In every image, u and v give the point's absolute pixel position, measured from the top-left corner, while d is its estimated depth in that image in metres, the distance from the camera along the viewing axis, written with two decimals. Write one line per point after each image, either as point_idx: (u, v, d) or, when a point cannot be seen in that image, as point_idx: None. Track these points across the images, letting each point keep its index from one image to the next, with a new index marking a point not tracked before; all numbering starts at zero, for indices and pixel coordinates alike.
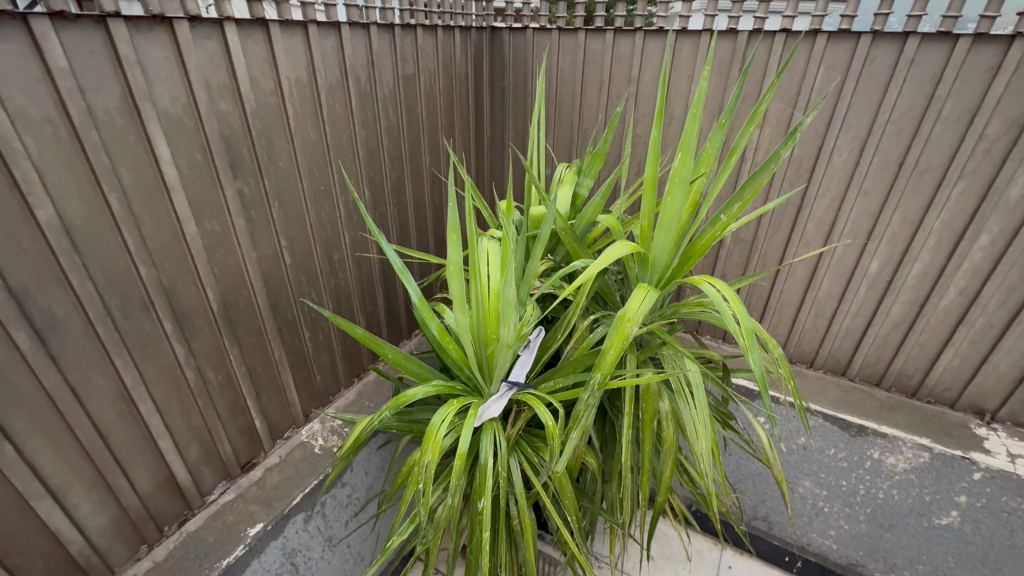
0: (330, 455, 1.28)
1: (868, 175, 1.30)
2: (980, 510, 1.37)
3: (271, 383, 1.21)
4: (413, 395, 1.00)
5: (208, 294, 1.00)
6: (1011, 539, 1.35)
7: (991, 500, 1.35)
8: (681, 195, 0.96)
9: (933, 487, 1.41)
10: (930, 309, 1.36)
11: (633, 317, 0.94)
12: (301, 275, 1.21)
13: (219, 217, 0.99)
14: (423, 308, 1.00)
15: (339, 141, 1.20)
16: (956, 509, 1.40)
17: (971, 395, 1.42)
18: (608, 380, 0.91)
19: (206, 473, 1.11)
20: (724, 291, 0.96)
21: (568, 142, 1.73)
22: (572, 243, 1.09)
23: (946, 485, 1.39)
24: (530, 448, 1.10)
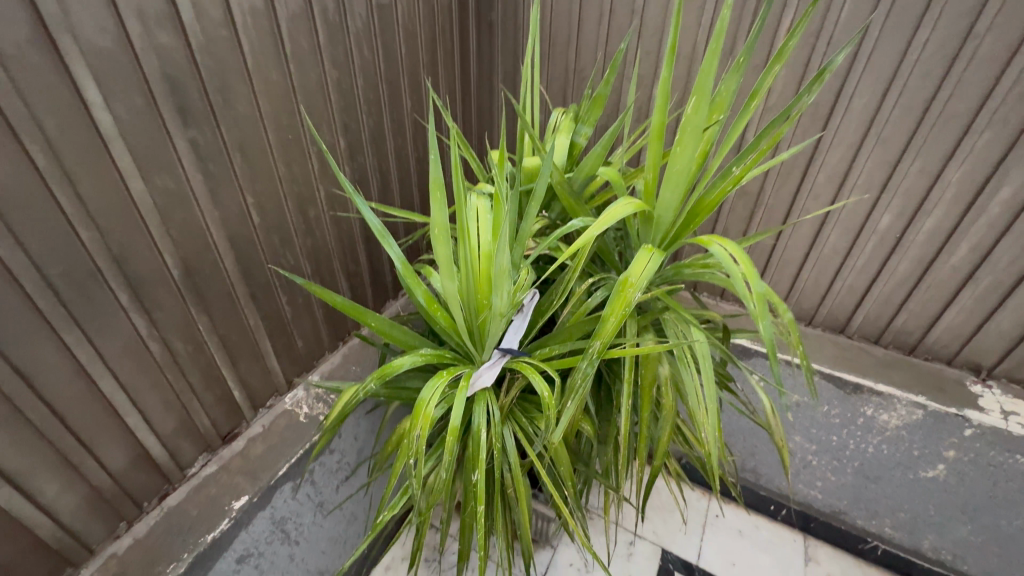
0: (316, 423, 1.23)
1: (888, 122, 1.20)
2: (967, 463, 1.39)
3: (249, 352, 1.13)
4: (399, 366, 0.93)
5: (166, 259, 0.90)
6: (993, 490, 1.37)
7: (979, 455, 1.36)
8: (693, 145, 0.86)
9: (922, 442, 1.43)
10: (939, 266, 1.31)
11: (636, 281, 0.87)
12: (273, 235, 1.10)
13: (171, 173, 0.87)
14: (408, 273, 0.91)
15: (307, 83, 1.06)
16: (943, 462, 1.42)
17: (970, 353, 1.39)
18: (607, 349, 0.85)
19: (184, 447, 1.06)
20: (733, 250, 0.90)
21: (563, 85, 1.59)
22: (570, 199, 1.00)
23: (936, 440, 1.40)
24: (524, 416, 1.06)
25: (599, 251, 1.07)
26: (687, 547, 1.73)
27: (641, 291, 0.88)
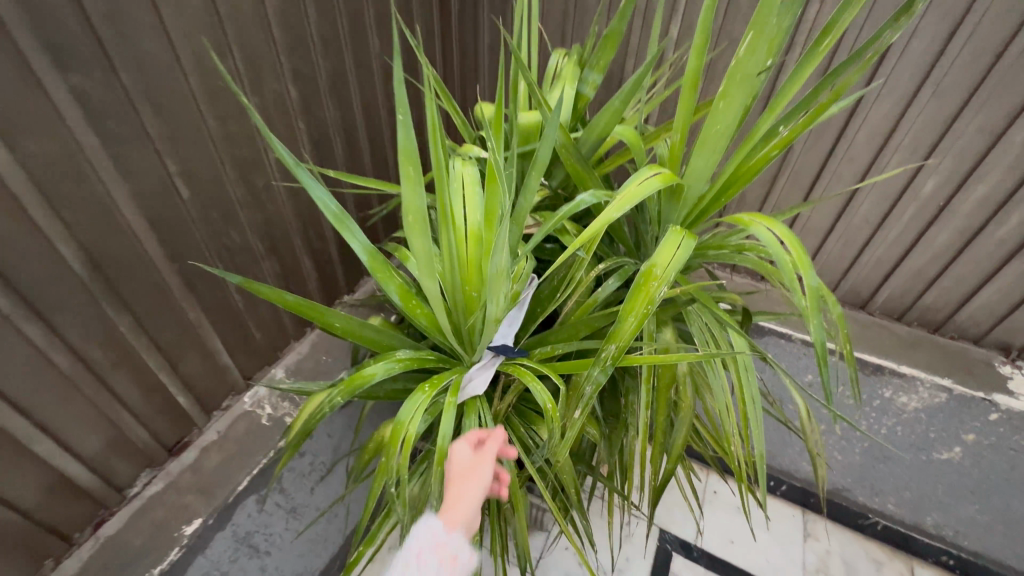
0: (281, 427, 1.07)
1: (951, 70, 1.01)
2: (986, 446, 1.34)
3: (192, 350, 0.95)
4: (371, 376, 0.77)
5: (59, 249, 0.70)
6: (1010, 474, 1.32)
7: (1000, 437, 1.32)
8: (740, 100, 0.67)
9: (942, 424, 1.30)
10: (983, 240, 1.16)
11: (663, 275, 0.70)
12: (210, 211, 0.89)
13: (52, 134, 0.65)
14: (379, 267, 0.70)
15: (240, 12, 0.82)
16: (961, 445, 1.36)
17: (1001, 333, 1.28)
18: (624, 357, 0.70)
19: (120, 466, 0.89)
20: (781, 234, 0.71)
21: (563, 21, 1.34)
22: (576, 167, 0.81)
23: (956, 424, 1.29)
24: (520, 422, 0.91)
25: (610, 228, 0.90)
26: (685, 525, 1.54)
27: (667, 286, 0.71)
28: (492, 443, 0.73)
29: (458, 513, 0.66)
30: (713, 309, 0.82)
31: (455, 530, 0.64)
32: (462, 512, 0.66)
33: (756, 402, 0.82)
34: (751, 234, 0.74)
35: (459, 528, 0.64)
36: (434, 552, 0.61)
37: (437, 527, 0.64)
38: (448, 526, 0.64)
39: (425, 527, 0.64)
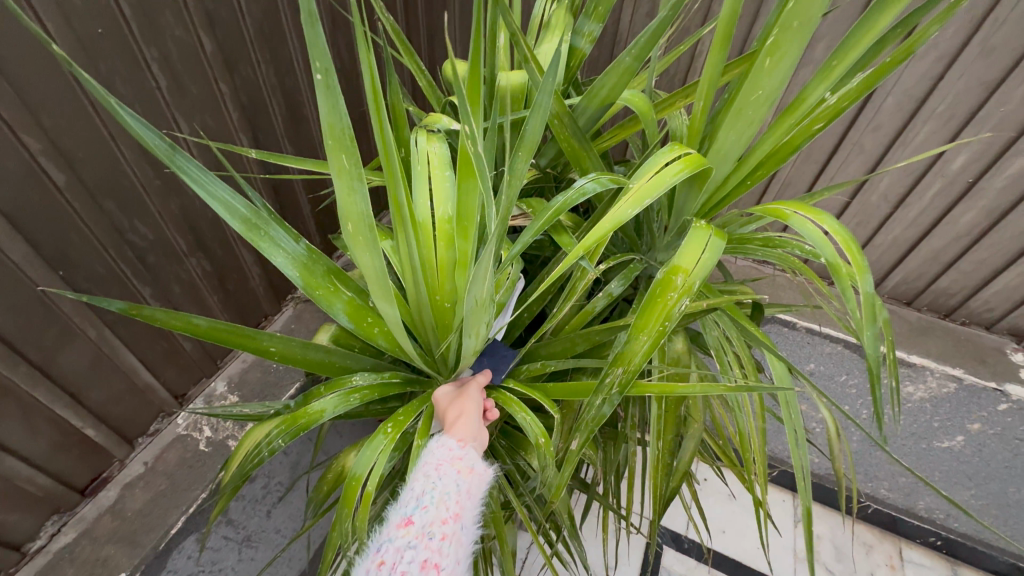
0: (223, 453, 0.91)
1: (1002, 24, 0.87)
2: (991, 436, 1.24)
3: (95, 373, 0.76)
4: (320, 415, 0.60)
5: None
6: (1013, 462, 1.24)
7: (1007, 427, 1.21)
8: (793, 59, 0.51)
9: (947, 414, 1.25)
10: (1012, 221, 1.05)
11: (689, 286, 0.55)
12: (102, 201, 0.69)
13: None
14: (317, 281, 0.52)
15: None
16: (964, 434, 1.26)
17: (1016, 319, 1.20)
18: (633, 385, 0.53)
19: (14, 518, 0.73)
20: (830, 230, 0.56)
21: None
22: (572, 146, 0.65)
23: (963, 412, 1.24)
24: (505, 448, 0.78)
25: None
26: (675, 517, 1.58)
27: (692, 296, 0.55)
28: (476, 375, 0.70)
29: (465, 429, 0.62)
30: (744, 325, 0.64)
31: (467, 443, 0.62)
32: (468, 429, 0.63)
33: (799, 437, 0.65)
34: (787, 226, 0.60)
35: (470, 442, 0.62)
36: (453, 465, 0.59)
37: (448, 442, 0.61)
38: (459, 440, 0.62)
39: (436, 442, 0.61)
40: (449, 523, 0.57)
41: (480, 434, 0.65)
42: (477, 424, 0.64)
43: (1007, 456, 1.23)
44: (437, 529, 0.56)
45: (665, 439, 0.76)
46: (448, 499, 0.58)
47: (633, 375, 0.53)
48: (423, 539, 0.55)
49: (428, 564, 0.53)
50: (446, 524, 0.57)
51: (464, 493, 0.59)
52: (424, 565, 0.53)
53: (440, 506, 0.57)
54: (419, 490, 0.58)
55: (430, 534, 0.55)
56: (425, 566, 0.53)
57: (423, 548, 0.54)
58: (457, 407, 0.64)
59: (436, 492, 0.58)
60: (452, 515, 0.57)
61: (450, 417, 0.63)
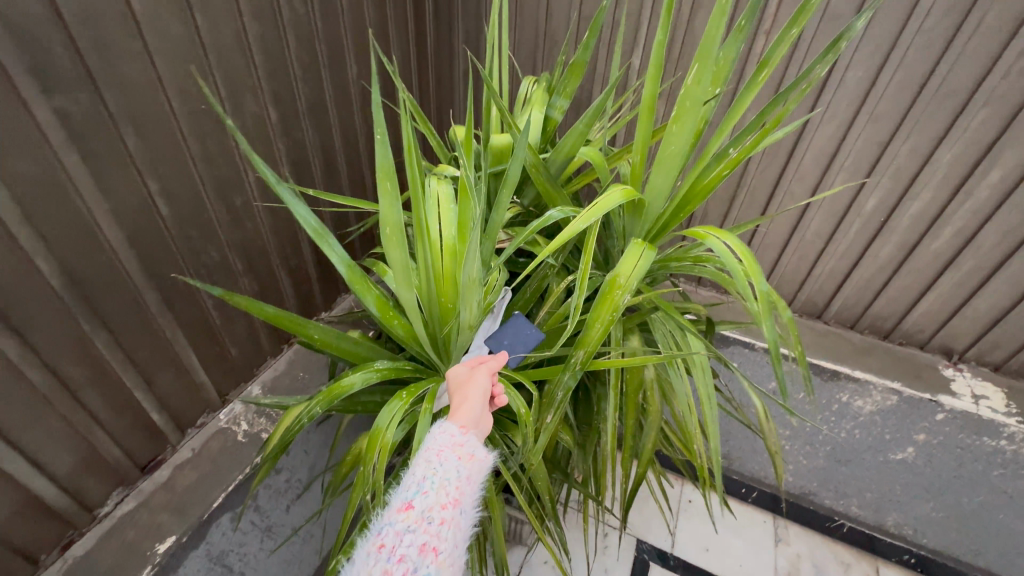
0: (258, 443, 1.08)
1: (882, 100, 1.12)
2: (936, 445, 1.40)
3: (166, 367, 0.95)
4: (350, 386, 0.79)
5: (37, 265, 0.70)
6: (958, 470, 1.40)
7: (948, 437, 1.37)
8: (691, 125, 0.74)
9: (895, 426, 1.42)
10: (921, 252, 1.27)
11: (626, 284, 0.75)
12: (189, 229, 0.91)
13: (32, 154, 0.66)
14: (356, 279, 0.74)
15: (220, 37, 0.85)
16: (913, 445, 1.43)
17: (943, 337, 1.38)
18: (593, 361, 0.74)
19: (92, 484, 0.88)
20: (733, 245, 0.78)
21: (533, 48, 1.42)
22: (546, 186, 0.87)
23: (908, 424, 1.40)
24: (498, 429, 0.93)
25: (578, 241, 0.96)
26: (661, 535, 1.69)
27: (631, 295, 0.77)
28: (487, 362, 0.80)
29: (467, 417, 0.71)
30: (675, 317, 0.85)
31: (468, 431, 0.70)
32: (470, 417, 0.71)
33: (709, 397, 0.85)
34: (706, 246, 0.80)
35: (471, 429, 0.70)
36: (454, 451, 0.67)
37: (451, 429, 0.69)
38: (460, 428, 0.70)
39: (440, 430, 0.69)
40: (448, 508, 0.61)
41: (483, 420, 0.74)
42: (478, 411, 0.73)
43: (953, 464, 1.40)
44: (436, 513, 0.60)
45: (629, 422, 0.94)
46: (448, 485, 0.63)
47: (591, 351, 0.73)
48: (423, 523, 0.59)
49: (427, 547, 0.57)
50: (446, 509, 0.61)
51: (463, 480, 0.65)
52: (424, 547, 0.57)
53: (440, 491, 0.62)
54: (421, 475, 0.64)
55: (430, 518, 0.60)
56: (424, 549, 0.57)
57: (423, 531, 0.58)
58: (462, 394, 0.75)
59: (437, 478, 0.63)
60: (452, 500, 0.62)
61: (457, 401, 0.74)
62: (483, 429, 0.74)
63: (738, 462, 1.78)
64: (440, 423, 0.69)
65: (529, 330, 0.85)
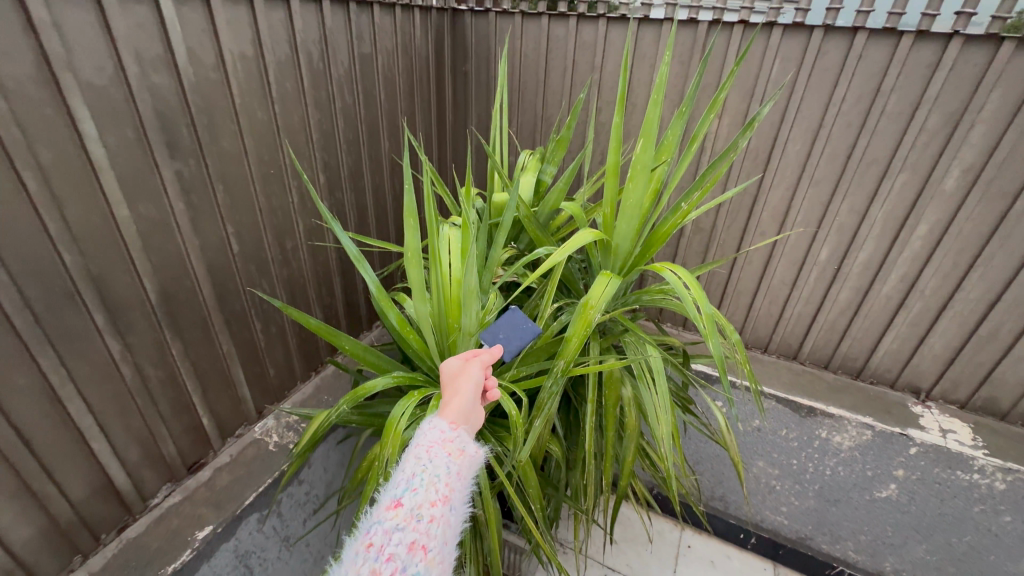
0: (285, 452, 1.23)
1: (818, 167, 1.37)
2: (915, 481, 1.44)
3: (220, 379, 1.14)
4: (372, 388, 0.94)
5: (144, 283, 0.92)
6: (941, 507, 1.42)
7: (925, 472, 1.42)
8: (643, 182, 0.96)
9: (874, 461, 1.48)
10: (874, 295, 1.46)
11: (596, 304, 0.91)
12: (251, 264, 1.14)
13: (156, 201, 0.91)
14: (382, 297, 0.96)
15: (290, 121, 1.13)
16: (894, 481, 1.47)
17: (909, 375, 1.52)
18: (571, 368, 0.88)
19: (148, 476, 1.05)
20: (684, 278, 0.93)
21: (532, 128, 1.72)
22: (536, 231, 1.08)
23: (886, 459, 1.46)
24: (494, 437, 1.07)
25: (564, 278, 1.16)
26: None
27: (602, 313, 0.92)
28: (481, 358, 0.82)
29: (458, 412, 0.70)
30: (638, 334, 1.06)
31: (459, 427, 0.65)
32: (461, 411, 0.71)
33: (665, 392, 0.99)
34: (663, 277, 0.97)
35: (462, 423, 0.68)
36: (444, 447, 0.61)
37: (442, 425, 0.65)
38: (450, 424, 0.65)
39: (430, 426, 0.64)
40: (438, 505, 0.56)
41: (474, 414, 0.74)
42: (470, 406, 0.73)
43: (934, 502, 1.42)
44: (426, 511, 0.55)
45: (608, 434, 1.03)
46: (438, 481, 0.58)
47: (569, 362, 0.87)
48: (412, 521, 0.54)
49: (416, 545, 0.52)
50: (435, 506, 0.56)
51: (454, 476, 0.59)
52: (413, 546, 0.52)
53: (430, 488, 0.57)
54: (410, 472, 0.58)
55: (418, 516, 0.54)
56: (413, 547, 0.52)
57: (411, 529, 0.53)
58: (455, 389, 0.76)
59: (427, 474, 0.58)
60: (442, 497, 0.57)
61: (449, 395, 0.74)
62: (473, 424, 0.74)
63: (732, 506, 1.72)
64: (431, 418, 0.65)
65: (525, 322, 0.95)
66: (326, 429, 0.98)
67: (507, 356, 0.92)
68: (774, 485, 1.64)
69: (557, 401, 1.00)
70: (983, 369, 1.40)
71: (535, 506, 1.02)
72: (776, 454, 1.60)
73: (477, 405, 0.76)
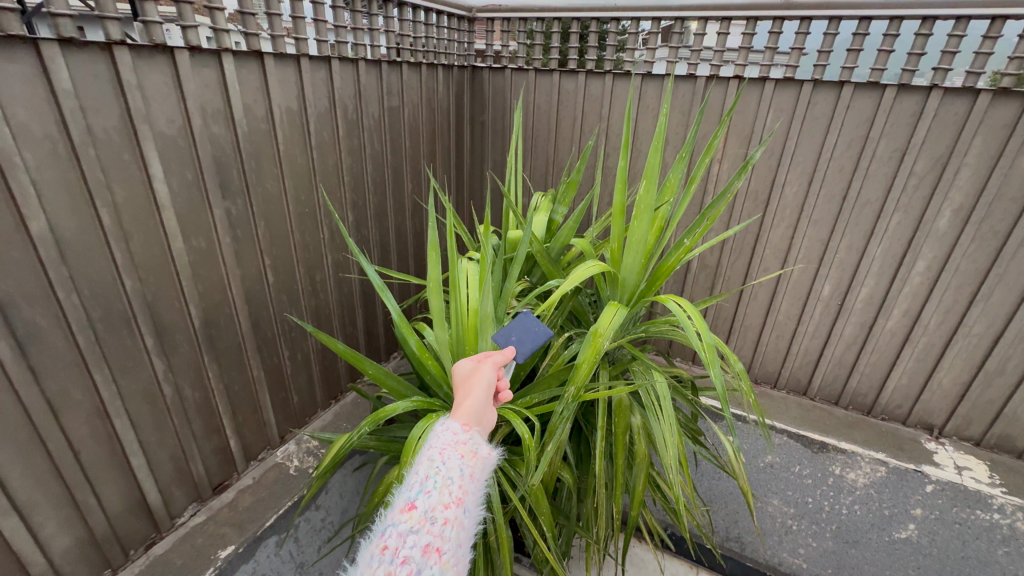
0: (305, 476, 1.27)
1: (816, 208, 1.46)
2: (935, 522, 1.32)
3: (248, 403, 1.21)
4: (393, 410, 0.94)
5: (191, 309, 1.01)
6: (964, 551, 1.27)
7: (943, 512, 1.33)
8: (647, 220, 1.02)
9: (891, 500, 1.38)
10: (878, 331, 1.50)
11: (605, 332, 0.95)
12: (284, 294, 1.23)
13: (206, 235, 1.01)
14: (404, 324, 1.03)
15: (326, 166, 1.25)
16: (914, 521, 1.33)
17: (920, 412, 1.54)
18: (581, 394, 0.92)
19: (176, 494, 1.10)
20: (686, 307, 0.95)
21: (544, 172, 1.84)
22: (548, 265, 1.16)
23: (902, 497, 1.38)
24: (507, 463, 1.09)
25: (575, 310, 1.23)
26: None
27: (610, 342, 0.96)
28: (493, 359, 0.83)
29: (470, 413, 0.72)
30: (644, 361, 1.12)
31: (471, 429, 0.68)
32: (472, 413, 0.72)
33: (670, 420, 1.02)
34: (667, 308, 0.99)
35: (474, 426, 0.70)
36: (456, 449, 0.65)
37: (454, 428, 0.67)
38: (463, 426, 0.68)
39: (443, 428, 0.67)
40: (451, 508, 0.59)
41: (485, 416, 0.75)
42: (481, 408, 0.74)
43: (957, 544, 1.28)
44: (439, 514, 0.58)
45: (618, 462, 1.05)
46: (451, 484, 0.61)
47: (580, 387, 0.91)
48: (426, 524, 0.57)
49: (430, 548, 0.55)
50: (449, 509, 0.59)
51: (466, 478, 0.63)
52: (427, 548, 0.55)
53: (442, 490, 0.60)
54: (423, 475, 0.62)
55: (432, 519, 0.57)
56: (427, 550, 0.55)
57: (425, 532, 0.56)
58: (466, 390, 0.77)
59: (439, 477, 0.61)
60: (455, 500, 0.60)
61: (461, 397, 0.75)
62: (484, 425, 0.75)
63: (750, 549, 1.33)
64: (444, 421, 0.68)
65: (537, 325, 0.93)
66: (347, 451, 0.96)
67: (519, 358, 0.90)
68: (790, 525, 1.37)
69: (568, 426, 1.03)
70: (994, 406, 1.42)
71: (546, 533, 1.01)
72: (790, 492, 1.44)
73: (488, 406, 0.78)
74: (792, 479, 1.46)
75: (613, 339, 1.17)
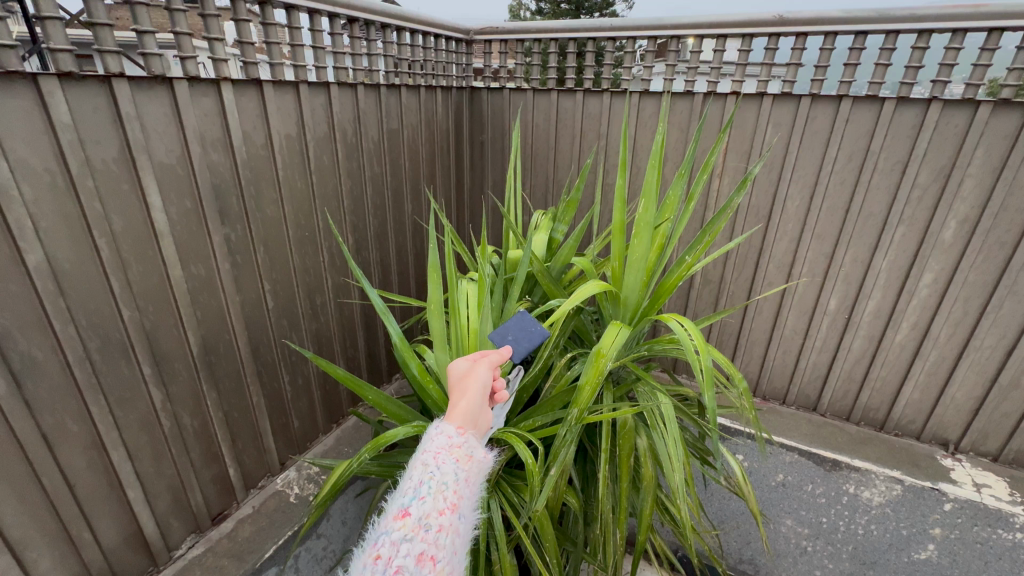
0: (306, 504, 1.25)
1: (818, 221, 1.45)
2: (956, 542, 1.27)
3: (248, 429, 1.19)
4: (393, 436, 0.91)
5: (190, 337, 1.00)
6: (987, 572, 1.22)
7: (964, 532, 1.28)
8: (648, 238, 1.01)
9: (908, 520, 1.32)
10: (887, 345, 1.48)
11: (608, 353, 0.92)
12: (284, 319, 1.22)
13: (205, 262, 1.01)
14: (404, 347, 1.01)
15: (326, 191, 1.26)
16: (933, 542, 1.28)
17: (935, 427, 1.50)
18: (585, 417, 0.89)
19: (174, 524, 1.08)
20: (689, 327, 0.92)
21: (544, 190, 1.84)
22: (549, 284, 1.13)
23: (920, 518, 1.32)
24: (511, 488, 1.07)
25: (578, 329, 1.22)
26: None
27: (613, 362, 0.93)
28: (488, 359, 0.81)
29: (465, 415, 0.70)
30: (648, 381, 1.08)
31: (466, 433, 0.67)
32: (468, 415, 0.70)
33: (677, 441, 0.99)
34: (670, 327, 0.95)
35: (469, 430, 0.68)
36: (452, 452, 0.63)
37: (449, 431, 0.66)
38: (458, 430, 0.66)
39: (437, 432, 0.65)
40: (446, 514, 0.57)
41: (481, 418, 0.73)
42: (477, 409, 0.72)
43: (980, 564, 1.23)
44: (433, 520, 0.56)
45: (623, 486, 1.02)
46: (446, 489, 0.59)
47: (583, 409, 0.88)
48: (420, 531, 0.55)
49: (425, 556, 0.53)
50: (443, 515, 0.57)
51: (462, 483, 0.61)
52: (421, 557, 0.53)
53: (437, 496, 0.58)
54: (417, 480, 0.59)
55: (426, 525, 0.55)
56: (422, 558, 0.53)
57: (420, 539, 0.54)
58: (462, 390, 0.74)
59: (434, 482, 0.59)
60: (449, 505, 0.58)
61: (456, 399, 0.73)
62: (480, 428, 0.73)
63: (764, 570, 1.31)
64: (438, 424, 0.66)
65: (534, 325, 0.92)
66: (345, 480, 0.93)
67: (517, 358, 0.88)
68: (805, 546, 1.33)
69: (571, 449, 1.00)
70: (1011, 420, 1.39)
71: (551, 562, 0.97)
72: (803, 511, 1.39)
73: (485, 407, 0.76)
74: (801, 497, 1.41)
75: (617, 358, 1.15)
